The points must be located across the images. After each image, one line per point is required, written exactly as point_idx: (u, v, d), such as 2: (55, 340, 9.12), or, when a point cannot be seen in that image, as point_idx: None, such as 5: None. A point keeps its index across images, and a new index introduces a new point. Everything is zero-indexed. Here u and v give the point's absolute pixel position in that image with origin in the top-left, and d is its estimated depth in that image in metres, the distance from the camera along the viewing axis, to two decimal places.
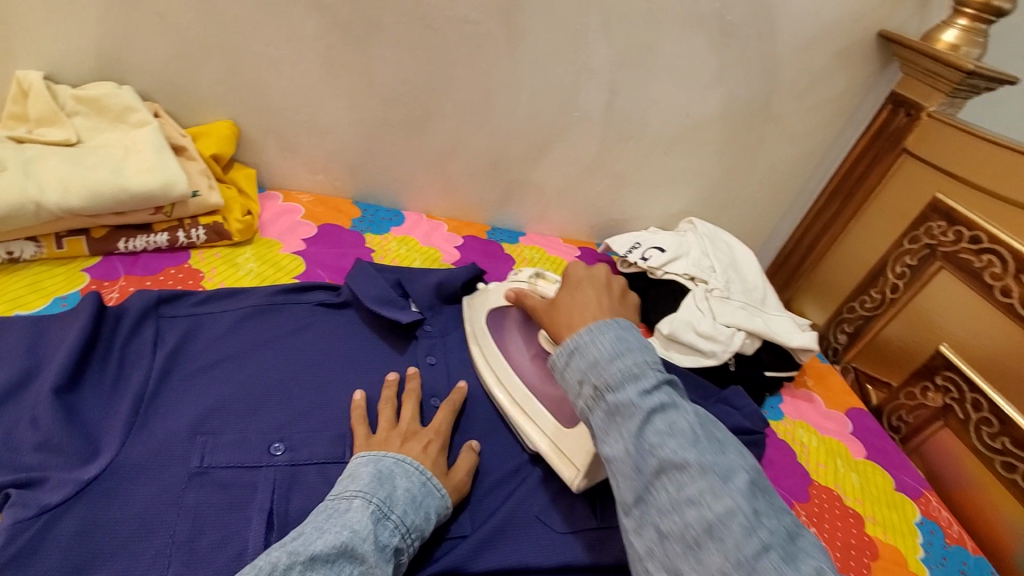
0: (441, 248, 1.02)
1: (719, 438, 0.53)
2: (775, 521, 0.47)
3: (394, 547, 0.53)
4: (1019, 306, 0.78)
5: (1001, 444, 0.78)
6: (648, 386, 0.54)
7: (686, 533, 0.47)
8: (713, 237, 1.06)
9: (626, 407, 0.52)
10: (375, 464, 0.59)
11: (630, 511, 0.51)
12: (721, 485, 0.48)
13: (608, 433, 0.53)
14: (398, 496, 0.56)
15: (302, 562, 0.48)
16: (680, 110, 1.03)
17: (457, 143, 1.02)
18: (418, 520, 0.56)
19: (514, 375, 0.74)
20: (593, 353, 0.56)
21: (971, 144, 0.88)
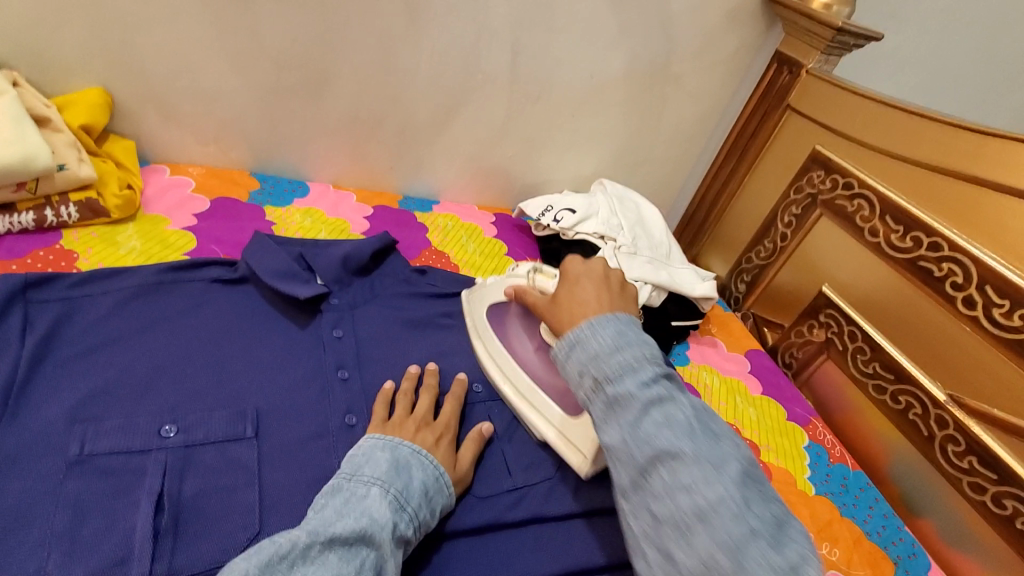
0: (350, 218, 0.99)
1: (716, 430, 0.52)
2: (765, 510, 0.47)
3: (409, 537, 0.54)
4: (884, 244, 0.87)
5: (873, 368, 0.87)
6: (647, 378, 0.53)
7: (678, 520, 0.47)
8: (621, 197, 1.09)
9: (625, 399, 0.52)
10: (391, 451, 0.59)
11: (627, 497, 0.51)
12: (714, 474, 0.48)
13: (607, 424, 0.53)
14: (415, 486, 0.56)
15: (321, 541, 0.48)
16: (583, 71, 1.04)
17: (359, 107, 0.99)
18: (431, 513, 0.56)
19: (518, 369, 0.74)
20: (592, 346, 0.56)
21: (842, 98, 0.95)
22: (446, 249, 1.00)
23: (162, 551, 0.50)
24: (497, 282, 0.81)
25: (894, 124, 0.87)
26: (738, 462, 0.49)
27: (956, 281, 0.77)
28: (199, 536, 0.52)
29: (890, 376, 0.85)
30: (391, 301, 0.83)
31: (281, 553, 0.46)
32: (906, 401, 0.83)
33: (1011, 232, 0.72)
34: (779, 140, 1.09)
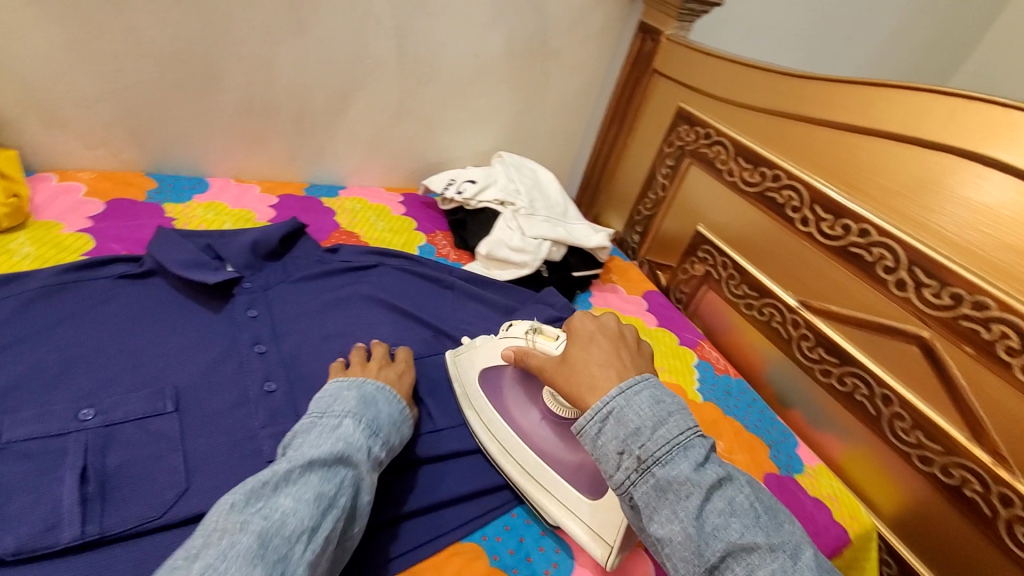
0: (254, 208, 1.01)
1: (771, 510, 0.52)
2: None
3: (380, 459, 0.60)
4: (739, 182, 1.00)
5: (743, 290, 1.01)
6: (699, 459, 0.52)
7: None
8: (518, 166, 1.18)
9: (680, 483, 0.50)
10: (357, 390, 0.65)
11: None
12: (789, 563, 0.47)
13: (659, 511, 0.51)
14: (383, 416, 0.63)
15: (302, 466, 0.53)
16: (468, 50, 1.11)
17: (253, 99, 1.00)
18: (396, 439, 0.64)
19: (522, 446, 0.73)
20: (632, 420, 0.54)
21: (694, 59, 1.08)
22: (355, 230, 1.04)
23: (93, 514, 0.53)
24: (493, 345, 0.80)
25: (735, 77, 1.01)
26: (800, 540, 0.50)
27: (794, 204, 0.91)
28: (128, 498, 0.55)
29: (755, 294, 0.99)
30: (303, 280, 0.87)
31: (264, 481, 0.51)
32: (769, 313, 0.97)
33: (828, 157, 0.87)
34: (650, 101, 1.21)
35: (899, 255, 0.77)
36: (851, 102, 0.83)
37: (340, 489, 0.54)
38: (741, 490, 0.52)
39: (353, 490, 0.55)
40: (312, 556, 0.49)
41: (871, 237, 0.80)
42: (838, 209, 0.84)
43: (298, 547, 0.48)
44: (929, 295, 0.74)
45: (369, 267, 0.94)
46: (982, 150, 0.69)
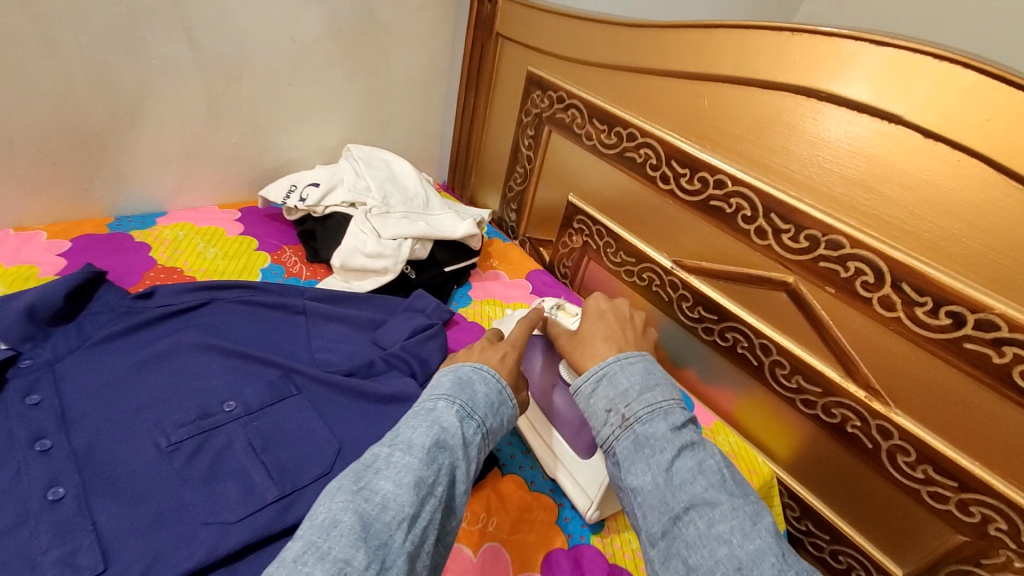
0: (38, 261, 0.83)
1: (746, 485, 0.51)
2: (800, 563, 0.44)
3: (478, 447, 0.55)
4: (599, 145, 0.95)
5: (621, 258, 0.97)
6: (679, 422, 0.53)
7: (713, 570, 0.43)
8: (368, 158, 1.06)
9: (657, 439, 0.51)
10: (454, 372, 0.62)
11: (655, 544, 0.47)
12: (749, 525, 0.45)
13: (636, 463, 0.51)
14: (480, 398, 0.58)
15: (402, 447, 0.50)
16: (281, 36, 0.96)
17: (9, 130, 0.80)
18: (497, 423, 0.59)
19: (532, 402, 0.75)
20: (622, 383, 0.56)
21: (535, 17, 1.00)
22: (177, 263, 0.89)
23: None
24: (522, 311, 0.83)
25: (577, 34, 0.94)
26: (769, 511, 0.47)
27: (652, 162, 0.86)
28: None
29: (632, 260, 0.95)
30: (106, 343, 0.71)
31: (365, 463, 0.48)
32: (648, 277, 0.93)
33: (676, 108, 0.82)
34: (500, 68, 1.12)
35: (754, 202, 0.75)
36: (686, 47, 0.79)
37: (437, 477, 0.49)
38: (712, 454, 0.51)
39: (455, 478, 0.51)
40: (411, 549, 0.45)
41: (727, 187, 0.77)
42: (694, 162, 0.80)
43: (399, 539, 0.44)
44: (787, 240, 0.72)
45: (198, 307, 0.79)
46: (813, 84, 0.66)
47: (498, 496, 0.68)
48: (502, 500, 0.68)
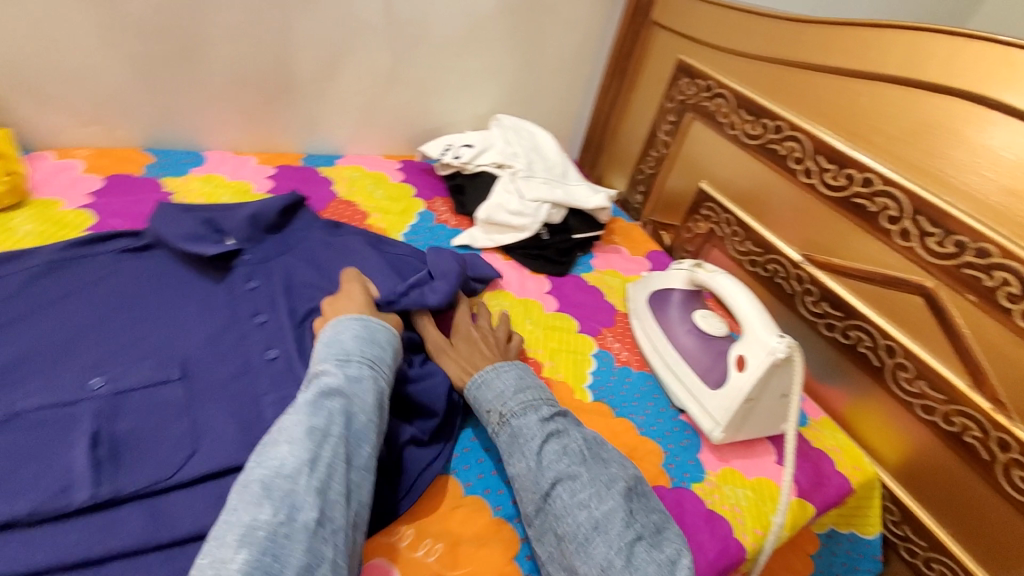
0: (252, 180, 1.00)
1: (603, 457, 0.63)
2: (642, 518, 0.58)
3: (369, 377, 0.60)
4: (741, 135, 0.98)
5: (747, 247, 1.00)
6: (546, 415, 0.65)
7: (577, 534, 0.56)
8: (516, 127, 1.16)
9: (527, 429, 0.63)
10: (331, 327, 0.66)
11: (532, 522, 0.59)
12: (606, 491, 0.58)
13: (512, 454, 0.62)
14: (350, 342, 0.63)
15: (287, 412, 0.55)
16: (459, 9, 1.08)
17: (240, 70, 0.98)
18: (377, 351, 0.64)
19: (667, 343, 0.86)
20: (497, 386, 0.68)
21: (696, 7, 1.06)
22: (353, 198, 1.04)
23: (106, 476, 0.55)
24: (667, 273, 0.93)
25: (738, 26, 0.98)
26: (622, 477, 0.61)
27: (797, 155, 0.89)
28: (138, 460, 0.57)
29: (759, 251, 0.98)
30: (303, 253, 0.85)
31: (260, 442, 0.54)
32: (773, 269, 0.96)
33: (829, 104, 0.85)
34: (650, 54, 1.19)
35: (902, 203, 0.75)
36: (852, 47, 0.81)
37: (330, 419, 0.54)
38: (574, 439, 0.63)
39: (347, 414, 0.56)
40: (320, 483, 0.50)
41: (874, 186, 0.78)
42: (842, 159, 0.82)
43: (305, 482, 0.50)
44: (932, 244, 0.73)
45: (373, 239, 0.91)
46: (986, 90, 0.67)
47: (611, 433, 0.75)
48: (614, 436, 0.75)
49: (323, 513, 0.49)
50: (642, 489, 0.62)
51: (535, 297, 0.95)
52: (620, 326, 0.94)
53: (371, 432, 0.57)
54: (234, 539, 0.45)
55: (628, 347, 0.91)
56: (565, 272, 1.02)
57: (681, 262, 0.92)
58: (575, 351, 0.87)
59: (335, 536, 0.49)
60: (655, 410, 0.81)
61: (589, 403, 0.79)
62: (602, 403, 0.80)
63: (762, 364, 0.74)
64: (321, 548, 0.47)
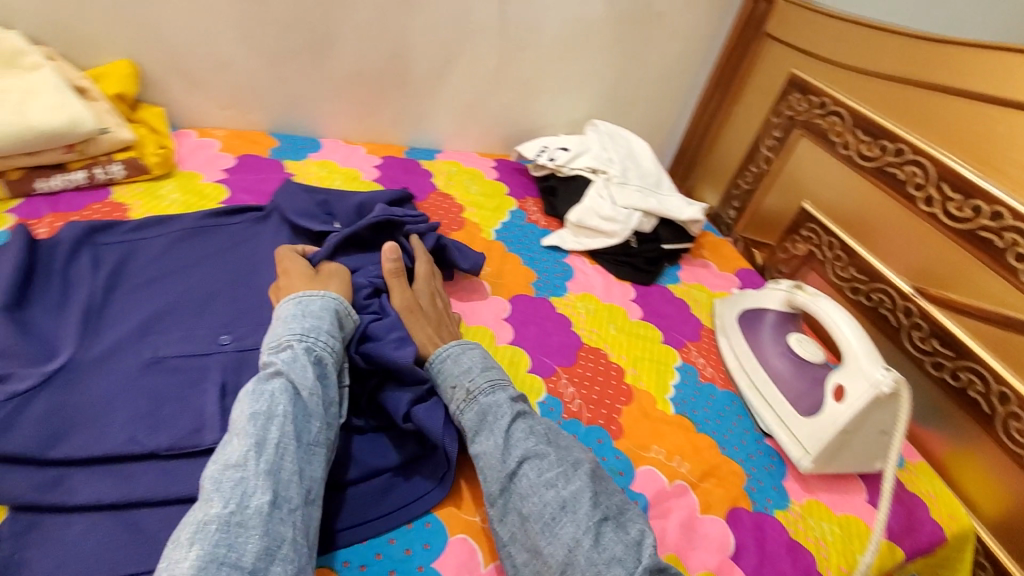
0: (361, 168, 1.07)
1: (568, 437, 0.63)
2: (609, 499, 0.57)
3: (304, 352, 0.59)
4: (855, 155, 0.94)
5: (849, 273, 0.95)
6: (511, 395, 0.64)
7: (543, 513, 0.54)
8: (613, 133, 1.16)
9: (495, 407, 0.62)
10: (274, 313, 0.64)
11: (494, 502, 0.57)
12: (573, 471, 0.57)
13: (479, 432, 0.61)
14: (285, 323, 0.61)
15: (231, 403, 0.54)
16: (568, 14, 1.10)
17: (360, 65, 1.05)
18: (315, 326, 0.62)
19: (757, 365, 0.84)
20: (465, 362, 0.67)
21: (816, 23, 1.03)
22: (450, 192, 1.08)
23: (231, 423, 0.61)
24: (760, 292, 0.91)
25: (863, 43, 0.94)
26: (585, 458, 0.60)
27: (917, 181, 0.84)
28: None
29: (864, 278, 0.93)
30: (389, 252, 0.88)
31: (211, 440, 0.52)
32: (877, 298, 0.91)
33: (959, 129, 0.80)
34: (761, 67, 1.16)
35: None
36: (991, 70, 0.76)
37: (273, 400, 0.54)
38: (538, 421, 0.62)
39: (289, 391, 0.55)
40: (271, 465, 0.49)
41: (1003, 221, 0.73)
42: (969, 188, 0.77)
43: (256, 465, 0.49)
44: None
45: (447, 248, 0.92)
46: None
47: (692, 448, 0.75)
48: (696, 451, 0.74)
49: (276, 494, 0.48)
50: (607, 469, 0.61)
51: (620, 303, 0.95)
52: (705, 342, 0.92)
53: (317, 409, 0.56)
54: (185, 535, 0.44)
55: (712, 364, 0.89)
56: (650, 281, 1.01)
57: (778, 283, 0.89)
58: (658, 361, 0.86)
59: (290, 516, 0.48)
60: (739, 431, 0.79)
61: (671, 415, 0.78)
62: (685, 416, 0.79)
63: (864, 396, 0.72)
64: (279, 530, 0.47)
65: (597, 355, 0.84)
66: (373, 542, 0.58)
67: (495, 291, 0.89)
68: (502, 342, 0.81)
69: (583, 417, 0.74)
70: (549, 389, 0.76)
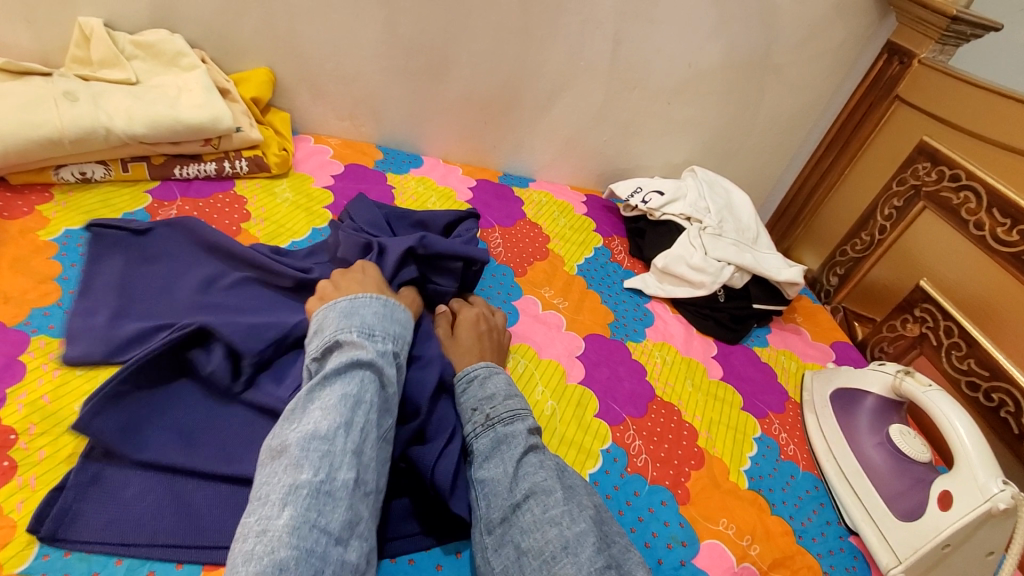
0: (456, 188, 1.10)
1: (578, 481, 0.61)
2: (613, 545, 0.55)
3: (393, 350, 0.58)
4: (989, 238, 0.85)
5: (967, 365, 0.86)
6: (532, 426, 0.62)
7: (544, 550, 0.51)
8: (712, 182, 1.13)
9: (512, 436, 0.60)
10: (349, 300, 0.60)
11: (492, 530, 0.55)
12: (578, 512, 0.54)
13: (489, 458, 0.59)
14: (372, 317, 0.59)
15: (316, 379, 0.52)
16: (682, 60, 1.08)
17: (471, 90, 1.09)
18: (398, 328, 0.60)
19: (849, 453, 0.77)
20: (489, 388, 0.65)
21: (956, 88, 0.94)
22: (538, 221, 1.08)
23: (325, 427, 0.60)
24: (861, 371, 0.83)
25: (1010, 116, 0.85)
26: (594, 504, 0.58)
27: None
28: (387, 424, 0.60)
29: (986, 374, 0.83)
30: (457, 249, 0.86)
31: (291, 409, 0.51)
32: (999, 399, 0.81)
33: None
34: (885, 130, 1.09)
35: None
36: None
37: (363, 386, 0.52)
38: (550, 455, 0.60)
39: (378, 380, 0.53)
40: (356, 445, 0.49)
41: None
42: None
43: (344, 444, 0.48)
44: None
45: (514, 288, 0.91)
46: None
47: (764, 530, 0.69)
48: (768, 535, 0.68)
49: (357, 475, 0.48)
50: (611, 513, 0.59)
51: (700, 359, 0.90)
52: (790, 415, 0.86)
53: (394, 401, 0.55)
54: (277, 497, 0.45)
55: (796, 441, 0.82)
56: (734, 340, 0.95)
57: (884, 365, 0.81)
58: (735, 429, 0.80)
59: (365, 496, 0.49)
60: (819, 522, 0.72)
61: (744, 489, 0.73)
62: (759, 494, 0.73)
63: (972, 509, 0.63)
64: (358, 508, 0.48)
65: (668, 411, 0.79)
66: (420, 564, 0.58)
67: (571, 327, 0.87)
68: (575, 381, 0.79)
69: (648, 474, 0.70)
70: (615, 437, 0.73)
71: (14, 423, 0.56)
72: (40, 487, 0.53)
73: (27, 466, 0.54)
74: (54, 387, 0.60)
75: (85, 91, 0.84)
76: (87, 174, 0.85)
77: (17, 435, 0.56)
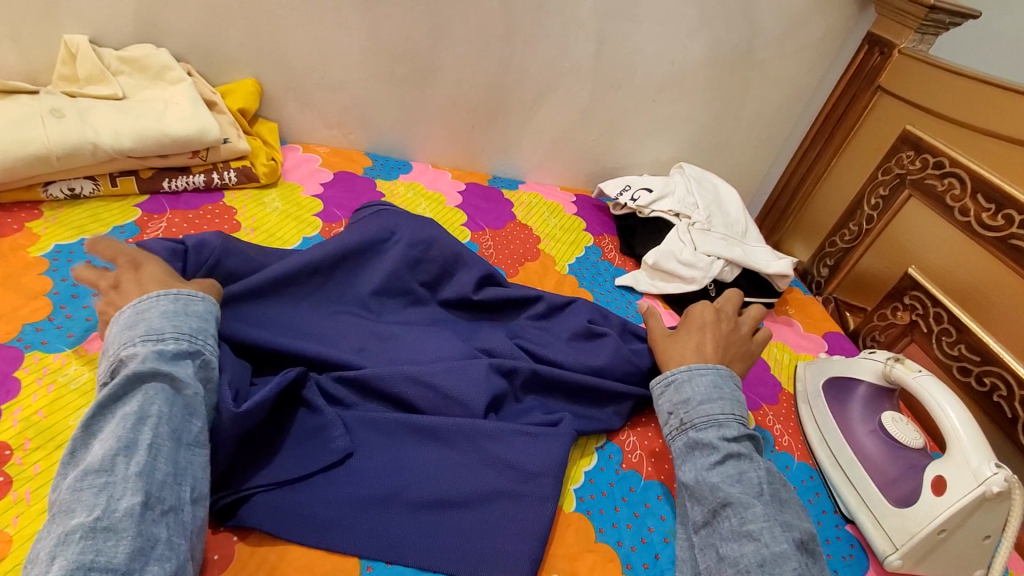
0: (446, 192, 1.11)
1: (784, 498, 0.57)
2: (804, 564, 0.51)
3: (189, 352, 0.53)
4: (974, 223, 0.85)
5: (958, 351, 0.86)
6: (731, 434, 0.61)
7: (738, 561, 0.52)
8: (700, 178, 1.13)
9: (706, 442, 0.61)
10: (181, 302, 0.56)
11: (698, 530, 0.58)
12: (780, 530, 0.53)
13: (686, 461, 0.61)
14: (157, 320, 0.53)
15: (97, 407, 0.48)
16: (666, 58, 1.09)
17: (457, 94, 1.09)
18: (192, 323, 0.55)
19: (843, 442, 0.77)
20: (686, 392, 0.65)
21: (936, 77, 0.96)
22: (529, 223, 1.09)
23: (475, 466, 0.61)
24: (853, 360, 0.83)
25: (992, 103, 0.86)
26: (791, 528, 0.54)
27: None
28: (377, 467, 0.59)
29: (977, 358, 0.83)
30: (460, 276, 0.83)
31: (76, 446, 0.47)
32: (991, 383, 0.82)
33: None
34: (869, 121, 1.10)
35: None
36: None
37: (147, 400, 0.48)
38: (755, 469, 0.58)
39: (166, 393, 0.50)
40: (143, 466, 0.45)
41: None
42: None
43: (127, 467, 0.45)
44: None
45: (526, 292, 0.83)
46: None
47: None
48: None
49: (150, 496, 0.45)
50: (793, 523, 0.55)
51: None
52: (784, 407, 0.86)
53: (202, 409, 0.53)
54: (52, 544, 0.40)
55: (790, 433, 0.82)
56: None
57: (874, 353, 0.82)
58: None
59: (168, 515, 0.45)
60: (815, 511, 0.72)
61: None
62: None
63: (968, 494, 0.64)
64: (153, 531, 0.43)
65: None
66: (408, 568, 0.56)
67: None
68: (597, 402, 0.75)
69: (644, 470, 0.70)
70: (612, 436, 0.73)
71: (9, 439, 0.56)
72: (36, 501, 0.53)
73: (22, 481, 0.53)
74: (49, 402, 0.60)
75: (72, 108, 0.84)
76: (76, 190, 0.85)
77: (13, 451, 0.55)
